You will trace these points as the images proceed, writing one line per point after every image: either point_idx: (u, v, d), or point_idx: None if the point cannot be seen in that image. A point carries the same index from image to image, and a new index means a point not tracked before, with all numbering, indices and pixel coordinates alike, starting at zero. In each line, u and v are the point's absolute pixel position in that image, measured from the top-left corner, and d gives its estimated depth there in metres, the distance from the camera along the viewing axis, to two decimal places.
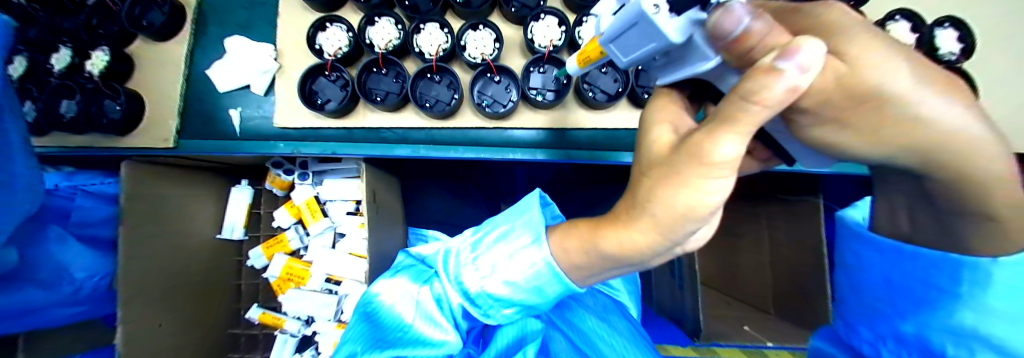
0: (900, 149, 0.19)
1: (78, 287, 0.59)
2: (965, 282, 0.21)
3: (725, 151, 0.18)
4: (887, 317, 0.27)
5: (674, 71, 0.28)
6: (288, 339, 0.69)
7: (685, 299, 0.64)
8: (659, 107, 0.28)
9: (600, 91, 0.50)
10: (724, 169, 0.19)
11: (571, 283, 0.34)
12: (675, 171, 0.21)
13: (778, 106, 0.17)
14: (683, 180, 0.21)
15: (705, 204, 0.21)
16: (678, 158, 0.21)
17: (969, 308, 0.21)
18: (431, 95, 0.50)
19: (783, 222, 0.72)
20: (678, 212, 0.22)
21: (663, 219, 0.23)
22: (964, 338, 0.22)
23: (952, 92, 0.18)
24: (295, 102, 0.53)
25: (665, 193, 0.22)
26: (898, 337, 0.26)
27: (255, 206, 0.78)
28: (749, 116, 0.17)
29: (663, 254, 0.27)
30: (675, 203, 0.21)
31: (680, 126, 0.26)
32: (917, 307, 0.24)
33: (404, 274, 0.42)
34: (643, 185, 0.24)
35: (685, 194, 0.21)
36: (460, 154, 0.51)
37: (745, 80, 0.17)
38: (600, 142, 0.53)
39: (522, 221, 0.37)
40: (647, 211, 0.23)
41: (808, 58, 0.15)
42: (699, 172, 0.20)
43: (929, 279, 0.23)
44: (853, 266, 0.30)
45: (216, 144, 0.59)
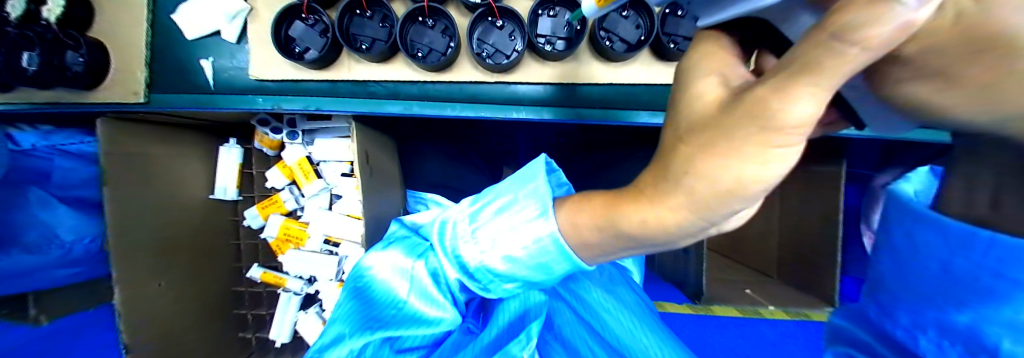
0: None
1: (67, 249, 0.58)
2: None
3: (798, 110, 0.14)
4: (934, 305, 0.21)
5: (724, 6, 0.20)
6: (291, 297, 0.69)
7: (690, 264, 0.62)
8: (705, 53, 0.22)
9: (620, 39, 0.44)
10: (793, 134, 0.16)
11: (579, 262, 0.31)
12: (728, 137, 0.17)
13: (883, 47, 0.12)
14: (737, 150, 0.17)
15: (761, 178, 0.17)
16: (736, 116, 0.17)
17: None
18: (423, 43, 0.44)
19: (800, 189, 0.68)
20: (724, 189, 0.18)
21: (703, 195, 0.19)
22: None
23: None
24: (270, 51, 0.46)
25: (713, 163, 0.18)
26: (944, 325, 0.21)
27: (246, 167, 0.73)
28: (837, 62, 0.13)
29: (695, 235, 0.23)
30: (721, 176, 0.18)
31: (730, 77, 0.20)
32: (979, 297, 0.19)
33: (396, 247, 0.39)
34: (679, 153, 0.20)
35: (736, 166, 0.17)
36: (457, 112, 0.47)
37: (849, 10, 0.12)
38: (611, 100, 0.48)
39: (527, 192, 0.33)
40: (682, 185, 0.20)
41: None
42: (756, 138, 0.16)
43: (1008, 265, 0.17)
44: (897, 246, 0.23)
45: (192, 98, 0.54)
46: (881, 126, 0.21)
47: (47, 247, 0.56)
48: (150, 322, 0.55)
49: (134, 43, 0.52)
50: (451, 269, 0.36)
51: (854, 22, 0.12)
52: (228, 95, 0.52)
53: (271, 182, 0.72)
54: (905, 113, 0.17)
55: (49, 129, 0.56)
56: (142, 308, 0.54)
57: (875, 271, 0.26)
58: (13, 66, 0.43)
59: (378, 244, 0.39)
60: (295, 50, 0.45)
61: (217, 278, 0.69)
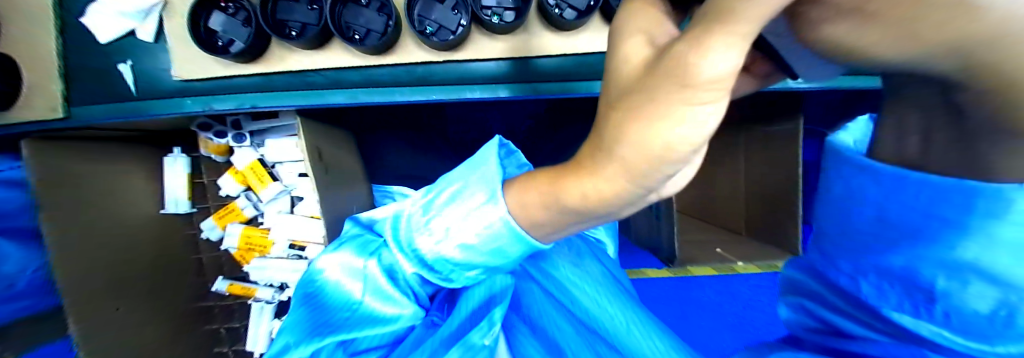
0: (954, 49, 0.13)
1: (9, 282, 0.53)
2: (978, 212, 0.16)
3: (714, 66, 0.13)
4: (870, 251, 0.22)
5: None
6: (264, 306, 0.68)
7: (662, 231, 0.63)
8: (636, 9, 0.20)
9: (569, 6, 0.42)
10: (712, 90, 0.14)
11: (534, 243, 0.31)
12: (651, 98, 0.16)
13: None
14: (661, 110, 0.16)
15: (687, 141, 0.16)
16: (659, 76, 0.15)
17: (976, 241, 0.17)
18: (360, 24, 0.40)
19: (763, 147, 0.69)
20: (652, 154, 0.17)
21: (633, 161, 0.18)
22: (959, 271, 0.19)
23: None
24: (191, 48, 0.42)
25: (639, 126, 0.17)
26: (882, 269, 0.22)
27: (196, 175, 0.69)
28: (750, 6, 0.10)
29: (636, 203, 0.23)
30: (648, 141, 0.17)
31: (657, 35, 0.19)
32: (909, 240, 0.20)
33: (348, 247, 0.38)
34: (609, 121, 0.19)
35: (655, 127, 0.16)
36: (407, 97, 0.44)
37: None
38: (569, 71, 0.46)
39: (476, 177, 0.32)
40: (614, 153, 0.19)
41: None
42: (676, 98, 0.15)
43: (932, 209, 0.18)
44: (835, 195, 0.23)
45: (114, 107, 0.49)
46: (816, 73, 0.20)
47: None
48: (117, 346, 0.53)
49: (37, 53, 0.46)
50: (407, 264, 0.35)
51: None
52: (156, 99, 0.47)
53: (225, 190, 0.68)
54: (837, 55, 0.16)
55: None
56: (105, 334, 0.52)
57: (817, 224, 0.27)
58: None
59: (329, 245, 0.37)
60: (218, 44, 0.41)
61: (178, 297, 0.66)
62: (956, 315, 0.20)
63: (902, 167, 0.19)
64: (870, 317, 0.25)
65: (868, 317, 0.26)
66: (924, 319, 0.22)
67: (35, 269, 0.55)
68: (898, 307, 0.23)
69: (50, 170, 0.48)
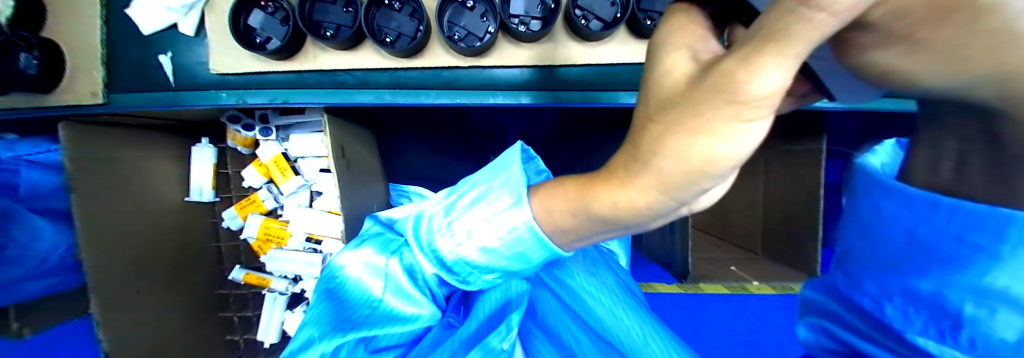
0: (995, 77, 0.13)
1: (42, 258, 0.55)
2: (1009, 241, 0.16)
3: (766, 84, 0.13)
4: (900, 274, 0.22)
5: None
6: (277, 297, 0.70)
7: (677, 246, 0.63)
8: (674, 23, 0.21)
9: (595, 17, 0.42)
10: (761, 107, 0.14)
11: (556, 249, 0.31)
12: (696, 112, 0.16)
13: (851, 12, 0.11)
14: (704, 125, 0.16)
15: (732, 155, 0.16)
16: (700, 92, 0.16)
17: (1006, 271, 0.16)
18: (391, 28, 0.42)
19: (783, 166, 0.68)
20: (693, 167, 0.17)
21: (671, 174, 0.18)
22: (986, 298, 0.18)
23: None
24: (229, 44, 0.44)
25: (680, 140, 0.17)
26: (910, 293, 0.22)
27: (221, 166, 0.72)
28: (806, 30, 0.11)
29: (666, 216, 0.23)
30: (689, 155, 0.17)
31: (700, 51, 0.19)
32: (940, 266, 0.19)
33: (370, 244, 0.39)
34: (648, 133, 0.19)
35: (698, 144, 0.16)
36: (433, 99, 0.45)
37: None
38: (593, 81, 0.46)
39: (501, 181, 0.32)
40: (651, 165, 0.19)
41: None
42: (725, 113, 0.15)
43: (965, 234, 0.17)
44: (866, 217, 0.23)
45: (151, 97, 0.51)
46: (851, 95, 0.20)
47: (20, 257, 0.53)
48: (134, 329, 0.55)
49: (89, 44, 0.49)
50: (428, 265, 0.36)
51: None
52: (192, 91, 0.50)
53: (248, 181, 0.70)
54: (879, 78, 0.16)
55: (14, 138, 0.57)
56: (125, 315, 0.54)
57: (843, 245, 0.27)
58: None
59: (352, 242, 0.39)
60: (255, 41, 0.43)
61: (196, 284, 0.68)
62: (982, 343, 0.19)
63: (935, 192, 0.19)
64: (887, 340, 0.25)
65: (888, 340, 0.25)
66: (948, 344, 0.21)
67: (66, 247, 0.57)
68: (924, 333, 0.22)
69: (91, 154, 0.50)
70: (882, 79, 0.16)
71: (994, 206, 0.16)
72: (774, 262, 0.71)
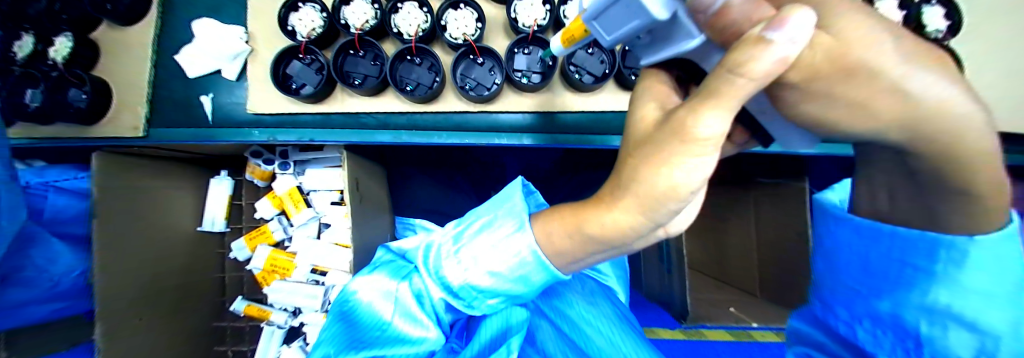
0: (889, 126, 0.18)
1: (55, 282, 0.57)
2: (942, 260, 0.22)
3: (708, 126, 0.18)
4: (864, 296, 0.28)
5: (662, 49, 0.25)
6: (274, 331, 0.69)
7: (673, 283, 0.64)
8: (650, 84, 0.26)
9: (587, 73, 0.49)
10: (707, 146, 0.19)
11: (555, 271, 0.34)
12: (660, 150, 0.20)
13: (766, 78, 0.16)
14: (665, 159, 0.20)
15: (687, 182, 0.21)
16: (661, 136, 0.20)
17: (944, 286, 0.23)
18: (412, 79, 0.48)
19: (768, 204, 0.72)
20: (659, 192, 0.22)
21: (645, 198, 0.22)
22: (938, 315, 0.24)
23: (946, 67, 0.17)
24: (268, 89, 0.50)
25: (648, 173, 0.21)
26: (875, 316, 0.28)
27: (236, 198, 0.77)
28: (731, 89, 0.16)
29: (646, 235, 0.27)
30: (657, 184, 0.21)
31: (667, 103, 0.25)
32: (895, 286, 0.26)
33: (381, 270, 0.42)
34: (628, 164, 0.24)
35: (665, 174, 0.21)
36: (443, 139, 0.50)
37: (740, 51, 0.15)
38: (589, 126, 0.52)
39: (505, 210, 0.36)
40: (630, 190, 0.23)
41: (798, 31, 0.14)
42: (681, 150, 0.19)
43: (906, 259, 0.24)
44: (829, 249, 0.31)
45: (191, 133, 0.56)
46: (792, 140, 0.26)
47: (33, 280, 0.55)
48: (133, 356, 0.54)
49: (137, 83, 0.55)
50: (435, 289, 0.38)
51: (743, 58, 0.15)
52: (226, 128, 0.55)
53: (260, 213, 0.74)
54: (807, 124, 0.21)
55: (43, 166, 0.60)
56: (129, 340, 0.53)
57: (817, 275, 0.33)
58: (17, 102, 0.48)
59: (365, 268, 0.41)
60: (291, 87, 0.49)
61: (192, 315, 0.67)
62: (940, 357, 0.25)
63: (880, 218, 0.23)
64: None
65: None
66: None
67: (79, 272, 0.59)
68: (892, 352, 0.28)
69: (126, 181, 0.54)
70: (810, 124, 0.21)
71: (922, 231, 0.23)
72: (775, 301, 0.71)
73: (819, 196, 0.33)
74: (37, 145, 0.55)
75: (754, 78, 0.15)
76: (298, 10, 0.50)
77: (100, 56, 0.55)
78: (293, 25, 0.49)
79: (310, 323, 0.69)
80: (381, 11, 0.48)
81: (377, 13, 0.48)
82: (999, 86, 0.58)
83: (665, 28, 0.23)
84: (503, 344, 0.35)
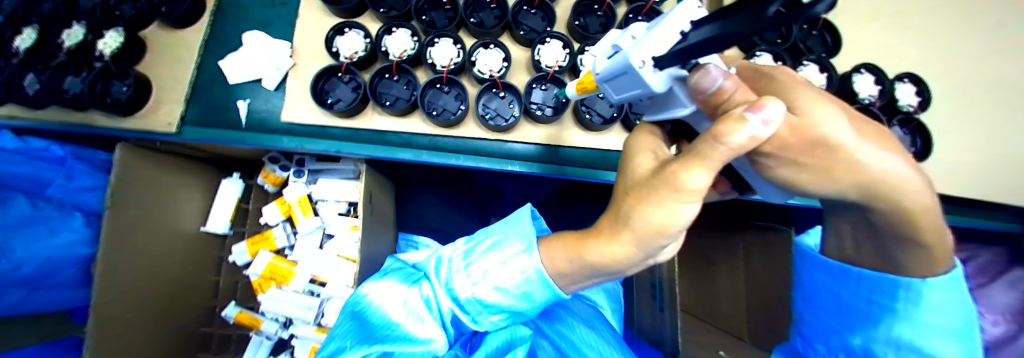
0: (811, 177, 0.26)
1: (15, 265, 0.52)
2: (903, 300, 0.33)
3: (696, 181, 0.23)
4: (839, 332, 0.40)
5: (659, 112, 0.31)
6: (262, 341, 0.74)
7: (666, 323, 0.59)
8: (640, 135, 0.34)
9: (597, 114, 0.54)
10: (693, 195, 0.24)
11: (557, 290, 0.41)
12: (655, 193, 0.25)
13: (742, 150, 0.20)
14: (659, 203, 0.25)
15: (676, 223, 0.26)
16: (656, 183, 0.25)
17: (907, 323, 0.34)
18: (439, 104, 0.54)
19: (758, 252, 0.68)
20: (654, 228, 0.27)
21: (642, 232, 0.28)
22: (901, 350, 0.35)
23: (835, 159, 0.24)
24: (305, 99, 0.55)
25: (644, 213, 0.27)
26: (848, 349, 0.40)
27: (243, 201, 0.80)
28: (710, 157, 0.21)
29: (639, 264, 0.33)
30: (651, 220, 0.27)
31: (660, 153, 0.31)
32: (867, 323, 0.37)
33: (392, 276, 0.48)
34: (626, 201, 0.29)
35: (662, 215, 0.26)
36: (461, 162, 0.54)
37: (722, 125, 0.19)
38: (592, 161, 0.57)
39: (515, 231, 0.42)
40: (629, 225, 0.29)
41: (770, 114, 0.18)
42: (671, 196, 0.24)
43: (873, 298, 0.36)
44: (808, 288, 0.44)
45: (218, 133, 0.58)
46: (768, 193, 0.32)
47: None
48: (130, 350, 0.57)
49: (178, 81, 0.58)
50: (445, 299, 0.44)
51: (724, 131, 0.19)
52: (258, 133, 0.57)
53: (266, 218, 0.78)
54: (771, 176, 0.28)
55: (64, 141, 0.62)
56: (113, 334, 0.53)
57: (807, 317, 0.45)
58: (53, 86, 0.54)
59: (378, 274, 0.47)
60: (327, 100, 0.54)
61: (177, 315, 0.68)
62: None
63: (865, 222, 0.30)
64: None
65: None
66: None
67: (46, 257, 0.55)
68: None
69: (147, 175, 0.58)
70: (768, 173, 0.28)
71: (885, 274, 0.34)
72: (764, 350, 0.63)
73: (800, 240, 0.46)
74: (61, 129, 0.56)
75: (732, 148, 0.19)
76: (344, 35, 0.56)
77: (147, 55, 0.58)
78: (338, 47, 0.55)
79: (299, 336, 0.74)
80: (419, 44, 0.54)
81: (415, 45, 0.55)
82: (972, 153, 0.62)
83: (663, 96, 0.28)
84: (509, 352, 0.43)
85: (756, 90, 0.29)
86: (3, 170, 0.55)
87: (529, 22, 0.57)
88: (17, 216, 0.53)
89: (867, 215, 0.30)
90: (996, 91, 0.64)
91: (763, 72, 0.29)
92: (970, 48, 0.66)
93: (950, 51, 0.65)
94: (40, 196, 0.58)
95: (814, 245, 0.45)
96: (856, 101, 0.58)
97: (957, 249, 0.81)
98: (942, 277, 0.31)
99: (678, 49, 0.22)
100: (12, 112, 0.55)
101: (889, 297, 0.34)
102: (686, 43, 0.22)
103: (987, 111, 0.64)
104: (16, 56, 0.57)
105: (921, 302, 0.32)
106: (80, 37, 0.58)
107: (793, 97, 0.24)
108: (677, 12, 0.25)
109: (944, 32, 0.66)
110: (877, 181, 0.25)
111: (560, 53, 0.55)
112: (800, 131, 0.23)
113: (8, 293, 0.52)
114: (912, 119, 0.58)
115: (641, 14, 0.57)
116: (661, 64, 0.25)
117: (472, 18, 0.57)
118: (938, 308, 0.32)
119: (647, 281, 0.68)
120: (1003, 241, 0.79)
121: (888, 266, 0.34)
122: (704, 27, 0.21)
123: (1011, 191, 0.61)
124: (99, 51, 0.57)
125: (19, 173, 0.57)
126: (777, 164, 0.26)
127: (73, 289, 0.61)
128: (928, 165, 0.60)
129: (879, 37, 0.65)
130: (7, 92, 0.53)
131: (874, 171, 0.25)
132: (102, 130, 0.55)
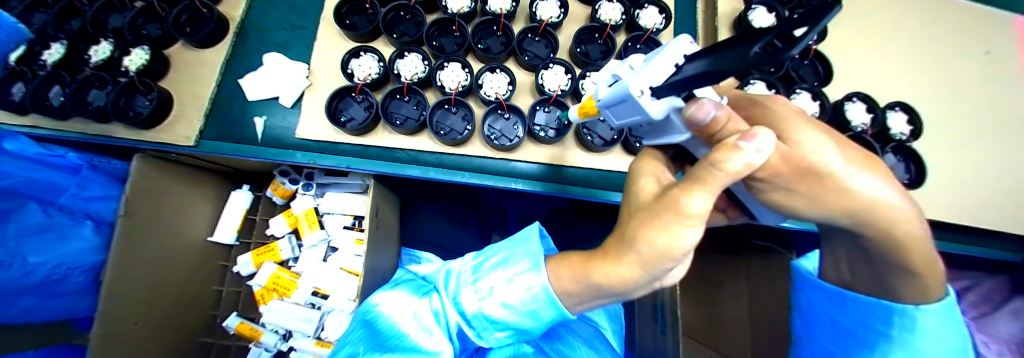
0: (801, 201, 0.27)
1: (27, 271, 0.54)
2: (899, 327, 0.34)
3: (697, 205, 0.24)
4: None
5: (658, 138, 0.33)
6: (262, 353, 0.74)
7: (668, 346, 0.58)
8: (645, 160, 0.35)
9: (598, 136, 0.57)
10: (695, 219, 0.25)
11: (563, 309, 0.41)
12: (659, 216, 0.27)
13: (738, 176, 0.22)
14: (666, 227, 0.26)
15: (680, 246, 0.27)
16: (660, 206, 0.26)
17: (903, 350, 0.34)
18: (446, 124, 0.57)
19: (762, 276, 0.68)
20: (659, 250, 0.28)
21: (647, 254, 0.29)
22: None
23: (824, 187, 0.26)
24: (318, 118, 0.58)
25: (649, 235, 0.28)
26: None
27: (251, 213, 0.82)
28: (710, 182, 0.22)
29: (644, 286, 0.34)
30: (655, 242, 0.28)
31: (661, 178, 0.33)
32: (862, 348, 0.37)
33: (403, 287, 0.49)
34: (631, 223, 0.31)
35: (666, 238, 0.27)
36: (467, 179, 0.56)
37: (717, 153, 0.21)
38: (593, 181, 0.59)
39: (522, 249, 0.44)
40: (634, 247, 0.30)
41: (761, 143, 0.20)
42: (675, 219, 0.26)
43: (869, 323, 0.36)
44: (805, 310, 0.44)
45: (235, 147, 0.60)
46: (765, 216, 0.33)
47: (6, 267, 0.51)
48: None
49: (199, 96, 0.61)
50: (453, 313, 0.44)
51: (720, 157, 0.20)
52: (272, 148, 0.60)
53: (273, 230, 0.80)
54: (766, 200, 0.29)
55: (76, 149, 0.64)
56: (115, 344, 0.53)
57: (805, 341, 0.45)
58: (78, 99, 0.58)
59: (390, 284, 0.49)
60: (340, 118, 0.57)
61: (179, 325, 0.68)
62: None
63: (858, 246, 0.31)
64: None
65: None
66: None
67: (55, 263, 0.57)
68: None
69: (158, 183, 0.59)
70: (762, 196, 0.29)
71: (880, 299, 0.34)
72: None
73: (799, 263, 0.47)
74: (83, 140, 0.59)
75: (729, 173, 0.21)
76: (359, 57, 0.60)
77: (170, 71, 0.62)
78: (353, 69, 0.59)
79: (298, 349, 0.74)
80: (429, 67, 0.57)
81: (425, 68, 0.58)
82: (968, 181, 0.63)
83: (661, 123, 0.30)
84: None
85: (750, 117, 0.30)
86: (21, 176, 0.56)
87: (533, 49, 0.61)
88: (30, 224, 0.55)
89: (858, 239, 0.31)
90: (987, 122, 0.66)
91: (756, 100, 0.31)
92: (959, 80, 0.68)
93: (940, 82, 0.68)
94: (52, 204, 0.59)
95: (812, 269, 0.45)
96: (849, 128, 0.60)
97: (958, 277, 0.81)
98: (935, 304, 0.31)
99: (674, 82, 0.24)
100: (35, 122, 0.59)
101: (883, 323, 0.35)
102: (682, 75, 0.24)
103: (982, 140, 0.65)
104: (45, 69, 0.60)
105: (916, 329, 0.33)
106: (109, 53, 0.61)
107: (782, 127, 0.26)
108: (672, 47, 0.27)
109: (934, 64, 0.68)
110: (862, 209, 0.27)
111: (563, 78, 0.58)
112: (789, 159, 0.25)
113: (18, 300, 0.53)
114: (904, 146, 0.60)
115: (639, 43, 0.61)
116: (659, 94, 0.26)
117: (480, 43, 0.60)
118: (932, 336, 0.32)
119: (649, 304, 0.68)
120: (1004, 269, 0.79)
121: (883, 291, 0.35)
122: (697, 61, 0.23)
123: (1008, 220, 0.61)
124: (124, 67, 0.61)
125: (36, 180, 0.58)
126: (769, 189, 0.28)
127: (79, 297, 0.63)
128: (923, 191, 0.61)
129: (870, 67, 0.67)
130: (34, 103, 0.56)
131: (862, 199, 0.26)
132: (124, 141, 0.58)
